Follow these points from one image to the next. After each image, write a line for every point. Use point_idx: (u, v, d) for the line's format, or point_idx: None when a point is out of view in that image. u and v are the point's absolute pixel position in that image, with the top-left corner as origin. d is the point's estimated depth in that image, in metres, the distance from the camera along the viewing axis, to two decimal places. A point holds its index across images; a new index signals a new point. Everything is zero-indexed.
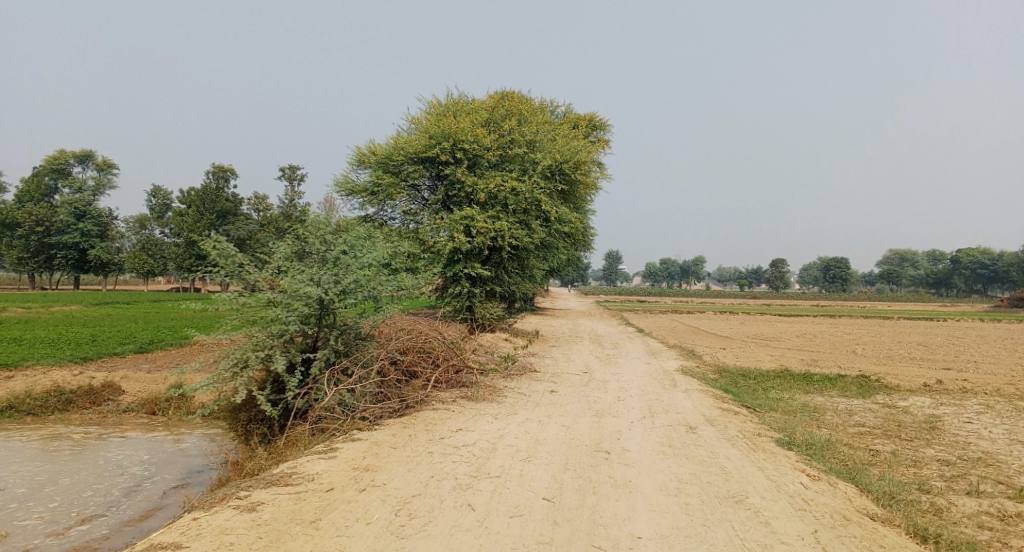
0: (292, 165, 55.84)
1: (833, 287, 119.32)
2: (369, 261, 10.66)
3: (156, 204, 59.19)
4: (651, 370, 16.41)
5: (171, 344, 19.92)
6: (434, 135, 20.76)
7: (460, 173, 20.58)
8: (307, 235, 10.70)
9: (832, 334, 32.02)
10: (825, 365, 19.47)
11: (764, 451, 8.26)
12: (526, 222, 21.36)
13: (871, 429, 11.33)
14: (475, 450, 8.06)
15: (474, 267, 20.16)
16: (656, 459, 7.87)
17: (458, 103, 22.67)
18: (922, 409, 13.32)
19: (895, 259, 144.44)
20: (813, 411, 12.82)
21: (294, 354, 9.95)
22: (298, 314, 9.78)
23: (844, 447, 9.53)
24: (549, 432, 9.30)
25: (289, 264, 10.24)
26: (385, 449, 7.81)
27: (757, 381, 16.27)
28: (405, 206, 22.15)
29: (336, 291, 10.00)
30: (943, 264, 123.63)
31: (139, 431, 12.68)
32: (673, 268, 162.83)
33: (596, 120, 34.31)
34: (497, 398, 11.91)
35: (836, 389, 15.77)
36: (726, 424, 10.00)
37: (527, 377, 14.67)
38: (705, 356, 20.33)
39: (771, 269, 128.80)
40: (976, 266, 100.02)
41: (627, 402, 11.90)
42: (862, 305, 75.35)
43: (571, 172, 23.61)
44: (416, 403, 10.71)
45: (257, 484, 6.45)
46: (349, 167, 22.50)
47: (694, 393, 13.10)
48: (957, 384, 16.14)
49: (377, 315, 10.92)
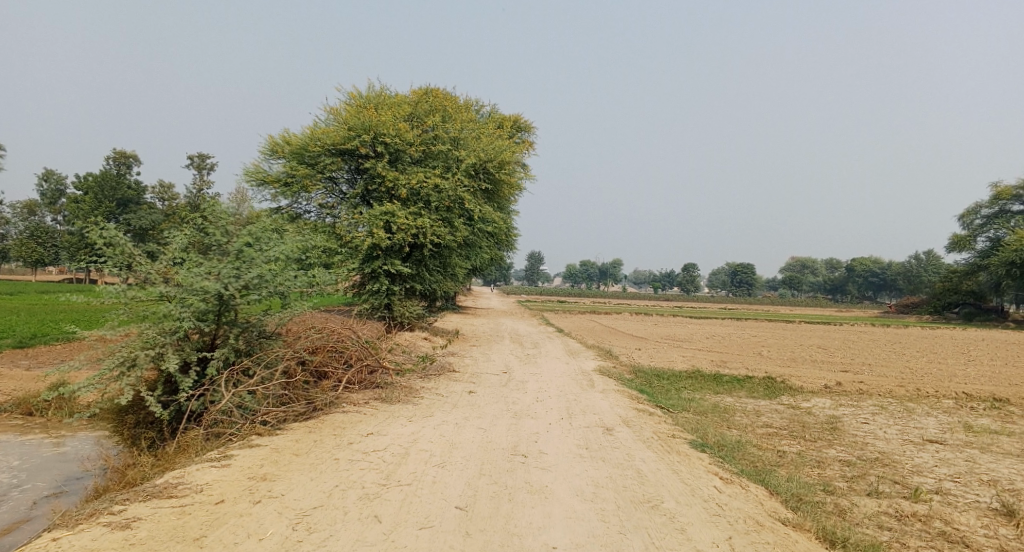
0: (202, 151, 52.98)
1: (741, 292, 125.80)
2: (276, 254, 9.94)
3: (46, 187, 54.23)
4: (571, 371, 16.44)
5: (56, 338, 18.11)
6: (353, 126, 19.94)
7: (380, 167, 19.87)
8: (207, 225, 9.87)
9: (741, 336, 33.52)
10: (734, 367, 20.27)
11: (678, 452, 8.33)
12: (449, 220, 20.95)
13: (778, 430, 11.78)
14: (385, 456, 7.63)
15: (394, 264, 19.54)
16: (573, 462, 7.74)
17: (381, 94, 21.91)
18: (823, 410, 14.03)
19: (797, 267, 154.14)
20: (724, 412, 13.21)
21: (189, 352, 9.14)
22: (193, 310, 8.97)
23: (754, 449, 9.81)
24: (466, 434, 9.00)
25: (186, 256, 9.38)
26: (287, 456, 7.24)
27: (672, 382, 16.66)
28: (321, 199, 21.19)
29: (238, 286, 9.24)
30: (838, 273, 133.12)
31: (10, 434, 11.33)
32: (594, 271, 166.61)
33: (521, 121, 34.33)
34: (414, 399, 11.49)
35: (745, 390, 16.39)
36: (642, 425, 10.05)
37: (446, 377, 14.30)
38: (623, 357, 20.68)
39: (685, 273, 134.26)
40: (867, 275, 108.19)
41: (545, 403, 11.79)
42: (767, 309, 79.82)
43: (495, 171, 23.39)
44: (324, 405, 10.11)
45: (135, 497, 5.76)
46: (261, 155, 21.26)
47: (612, 394, 13.18)
48: (854, 386, 17.15)
49: (283, 313, 10.23)
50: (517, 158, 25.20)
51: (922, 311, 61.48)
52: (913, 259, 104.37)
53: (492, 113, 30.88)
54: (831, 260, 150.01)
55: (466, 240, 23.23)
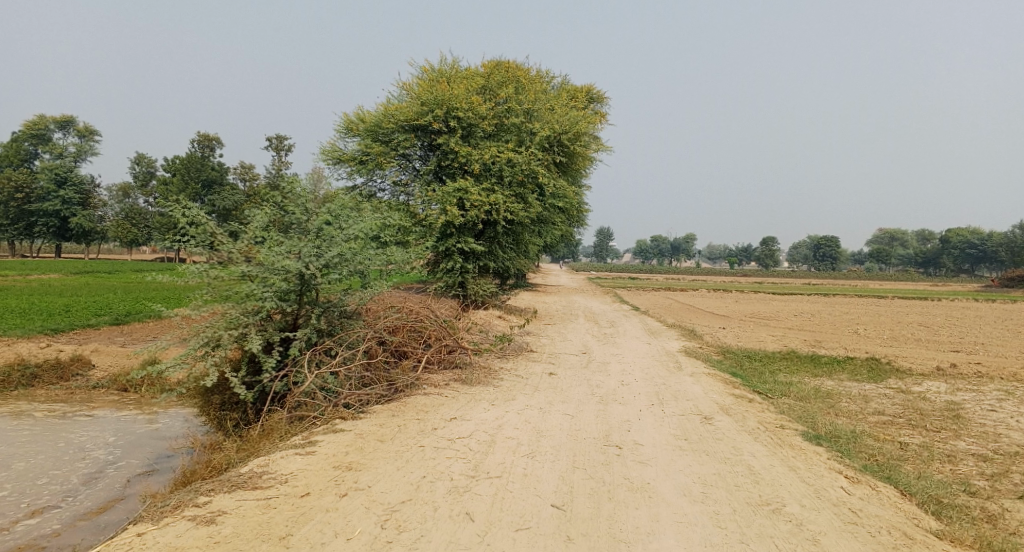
0: (280, 133, 54.63)
1: (823, 267, 119.20)
2: (356, 232, 9.68)
3: (139, 172, 57.20)
4: (653, 351, 15.64)
5: (149, 315, 18.91)
6: (426, 101, 19.58)
7: (453, 142, 19.44)
8: (287, 202, 9.69)
9: (831, 314, 31.39)
10: (829, 347, 18.82)
11: (791, 445, 7.53)
12: (523, 195, 20.36)
13: (892, 417, 10.62)
14: (471, 444, 7.23)
15: (467, 242, 19.19)
16: (674, 457, 7.08)
17: (453, 67, 21.42)
18: (939, 396, 12.64)
19: (885, 239, 144.54)
20: (827, 396, 12.10)
21: (272, 333, 9.04)
22: (275, 290, 8.84)
23: (871, 439, 8.79)
24: (553, 421, 8.48)
25: (267, 235, 9.25)
26: (372, 443, 6.95)
27: (763, 363, 15.55)
28: (395, 176, 21.06)
29: (318, 266, 9.02)
30: (932, 245, 124.02)
31: (109, 409, 11.76)
32: (664, 246, 162.43)
33: (594, 91, 33.07)
34: (494, 381, 11.09)
35: (845, 372, 15.07)
36: (742, 414, 9.21)
37: (524, 357, 13.82)
38: (707, 337, 19.60)
39: (763, 248, 128.65)
40: (965, 247, 100.00)
41: (632, 387, 11.12)
42: (854, 284, 75.26)
43: (570, 143, 22.52)
44: (405, 387, 9.83)
45: (220, 487, 5.62)
46: (336, 134, 21.30)
47: (702, 377, 12.34)
48: (972, 369, 15.46)
49: (364, 292, 10.01)
50: (592, 129, 24.21)
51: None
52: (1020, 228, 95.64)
53: (565, 83, 29.83)
54: (923, 232, 139.74)
55: (540, 216, 22.59)
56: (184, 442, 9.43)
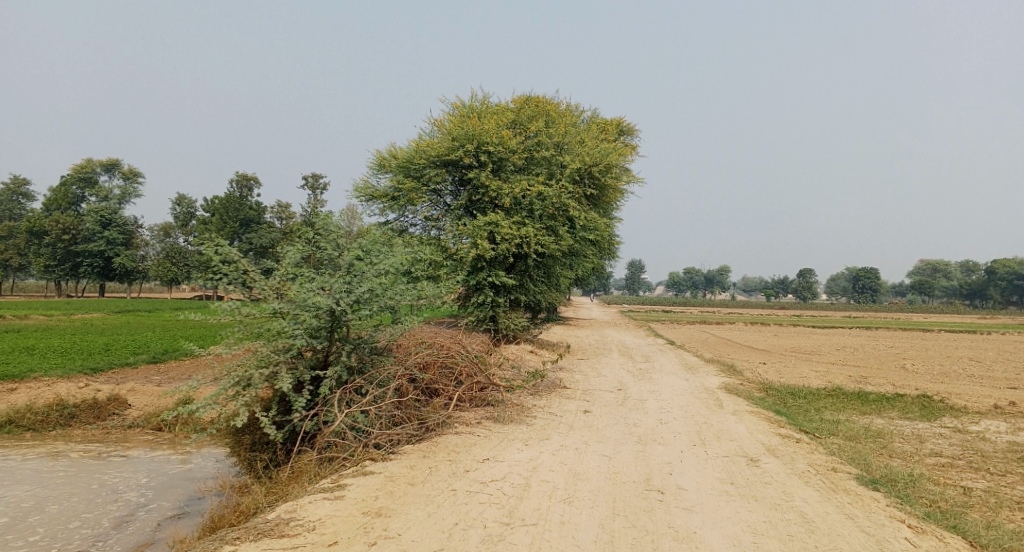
0: (315, 172, 55.93)
1: (862, 298, 115.73)
2: (386, 267, 9.62)
3: (180, 212, 58.96)
4: (691, 388, 15.12)
5: (186, 353, 19.15)
6: (457, 137, 19.76)
7: (484, 177, 19.49)
8: (319, 238, 9.70)
9: (875, 347, 30.17)
10: (876, 382, 17.96)
11: (846, 489, 7.06)
12: (553, 228, 20.23)
13: (952, 459, 9.93)
14: (505, 488, 6.93)
15: (498, 276, 19.07)
16: (720, 502, 6.66)
17: (483, 104, 21.64)
18: (1002, 435, 11.82)
19: (927, 269, 140.09)
20: (879, 436, 11.43)
21: (303, 371, 8.95)
22: (306, 327, 8.78)
23: (933, 483, 8.18)
24: (589, 463, 8.13)
25: (299, 271, 9.24)
26: (402, 486, 6.74)
27: (807, 400, 14.87)
28: (426, 212, 21.18)
29: (349, 302, 8.95)
30: (978, 275, 119.71)
31: (143, 449, 11.77)
32: (697, 279, 160.27)
33: (623, 124, 33.06)
34: (527, 419, 10.79)
35: (896, 410, 14.28)
36: (790, 455, 8.71)
37: (557, 395, 13.47)
38: (746, 372, 18.92)
39: (799, 280, 125.91)
40: (1014, 276, 96.12)
41: (671, 426, 10.69)
42: (897, 316, 72.74)
43: (601, 175, 22.39)
44: (437, 425, 9.60)
45: (247, 536, 5.50)
46: (368, 171, 21.59)
47: (744, 415, 11.82)
48: None
49: (395, 328, 9.88)
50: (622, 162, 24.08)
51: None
52: None
53: (594, 117, 29.90)
54: (967, 262, 135.13)
55: (571, 249, 22.39)
56: (215, 483, 9.33)
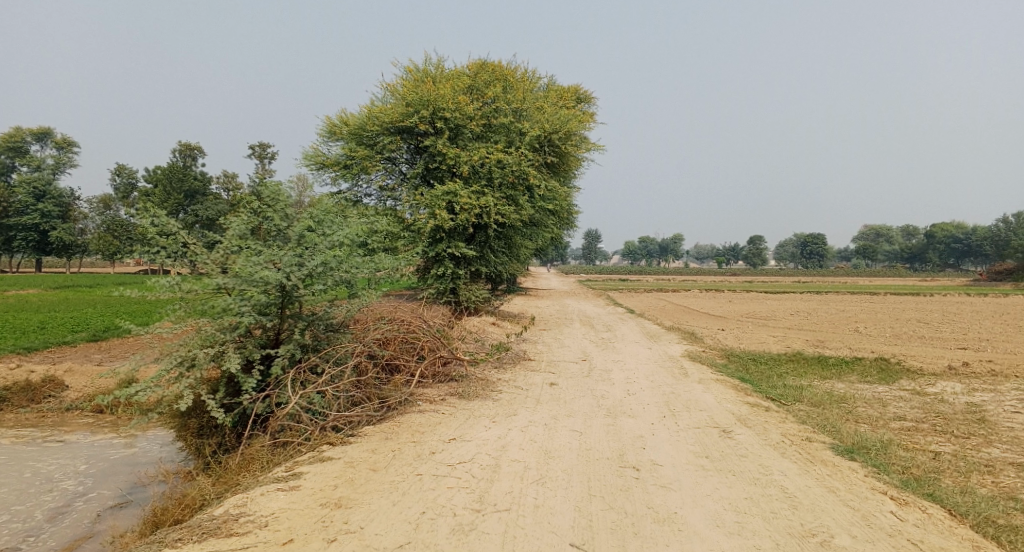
0: (263, 141, 53.61)
1: (810, 264, 119.34)
2: (341, 239, 8.96)
3: (119, 183, 55.66)
4: (655, 357, 15.00)
5: (130, 331, 18.01)
6: (412, 102, 18.91)
7: (441, 144, 18.76)
8: (265, 207, 8.98)
9: (828, 312, 30.91)
10: (833, 347, 18.27)
11: (822, 459, 6.94)
12: (514, 197, 19.67)
13: (915, 423, 10.04)
14: (474, 470, 6.54)
15: (458, 247, 18.50)
16: (698, 479, 6.43)
17: (438, 67, 20.74)
18: (957, 397, 12.08)
19: (871, 235, 145.48)
20: (842, 401, 11.50)
21: (252, 350, 8.32)
22: (254, 303, 8.12)
23: (901, 449, 8.19)
24: (560, 439, 7.81)
25: (244, 243, 8.53)
26: (363, 472, 6.26)
27: (770, 367, 14.95)
28: (381, 181, 20.36)
29: (300, 276, 8.29)
30: (917, 240, 125.00)
31: (82, 433, 10.90)
32: (652, 248, 162.59)
33: (582, 91, 32.45)
34: (492, 394, 10.40)
35: (855, 374, 14.51)
36: (762, 425, 8.59)
37: (522, 367, 13.11)
38: (708, 339, 19.00)
39: (751, 247, 129.06)
40: (951, 241, 100.59)
41: (639, 397, 10.47)
42: (844, 281, 75.17)
43: (561, 143, 21.84)
44: (399, 403, 9.11)
45: (190, 537, 4.99)
46: (319, 138, 20.55)
47: (711, 384, 11.72)
48: (983, 366, 14.94)
49: (352, 303, 9.28)
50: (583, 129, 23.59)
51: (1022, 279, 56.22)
52: (1004, 221, 96.34)
53: (552, 82, 29.14)
54: (908, 227, 140.85)
55: (532, 219, 21.89)
56: (161, 468, 8.63)
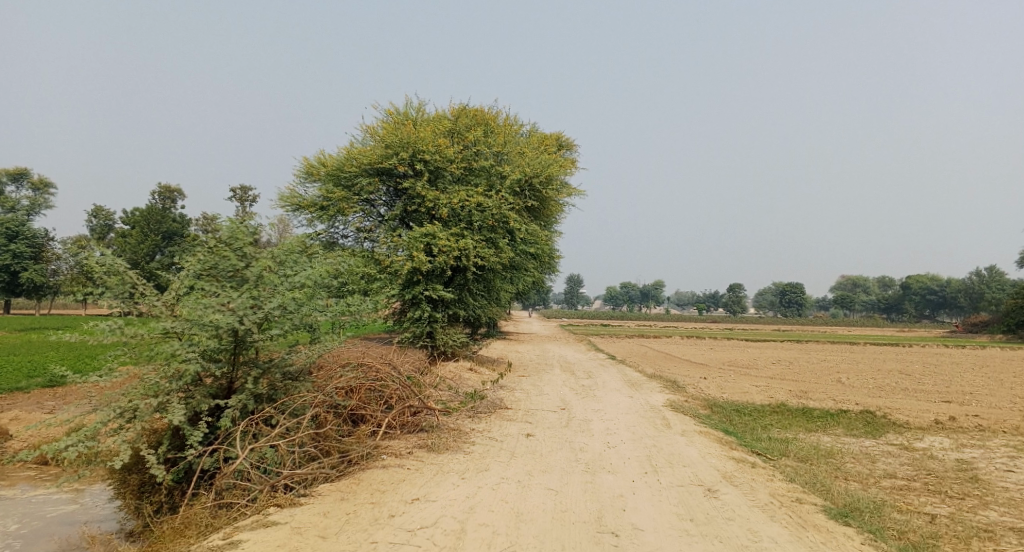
0: (244, 184, 53.17)
1: (789, 312, 120.13)
2: (302, 280, 8.48)
3: (95, 224, 54.17)
4: (637, 407, 14.47)
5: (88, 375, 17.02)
6: (391, 144, 18.73)
7: (420, 186, 18.52)
8: (221, 245, 8.47)
9: (810, 361, 30.70)
10: (817, 398, 17.87)
11: (814, 524, 6.44)
12: (493, 240, 19.33)
13: (906, 481, 9.58)
14: (436, 537, 5.93)
15: (436, 290, 18.02)
16: (682, 547, 5.88)
17: (419, 110, 20.66)
18: (947, 453, 11.67)
19: (847, 284, 147.77)
20: (829, 456, 11.03)
21: (200, 401, 7.72)
22: (202, 349, 7.64)
23: (895, 511, 7.71)
24: (534, 499, 7.21)
25: (198, 285, 8.02)
26: (311, 540, 5.63)
27: (753, 418, 14.48)
28: (358, 223, 19.94)
29: (255, 320, 7.77)
30: (892, 290, 127.23)
31: (21, 488, 9.98)
32: (634, 294, 163.29)
33: (563, 138, 32.65)
34: (464, 446, 9.78)
35: (841, 427, 14.08)
36: (748, 483, 8.07)
37: (498, 417, 12.48)
38: (690, 389, 18.54)
39: (730, 295, 130.27)
40: (926, 292, 102.22)
41: (619, 451, 9.91)
42: (824, 330, 75.46)
43: (542, 186, 21.69)
44: (361, 457, 8.47)
45: None
46: (295, 179, 20.18)
47: (694, 437, 11.21)
48: (971, 420, 14.63)
49: (312, 348, 8.81)
50: (564, 173, 23.54)
51: (998, 330, 56.74)
52: (976, 272, 98.44)
53: (534, 128, 29.26)
54: (883, 277, 143.37)
55: (513, 262, 21.52)
56: (98, 527, 7.81)
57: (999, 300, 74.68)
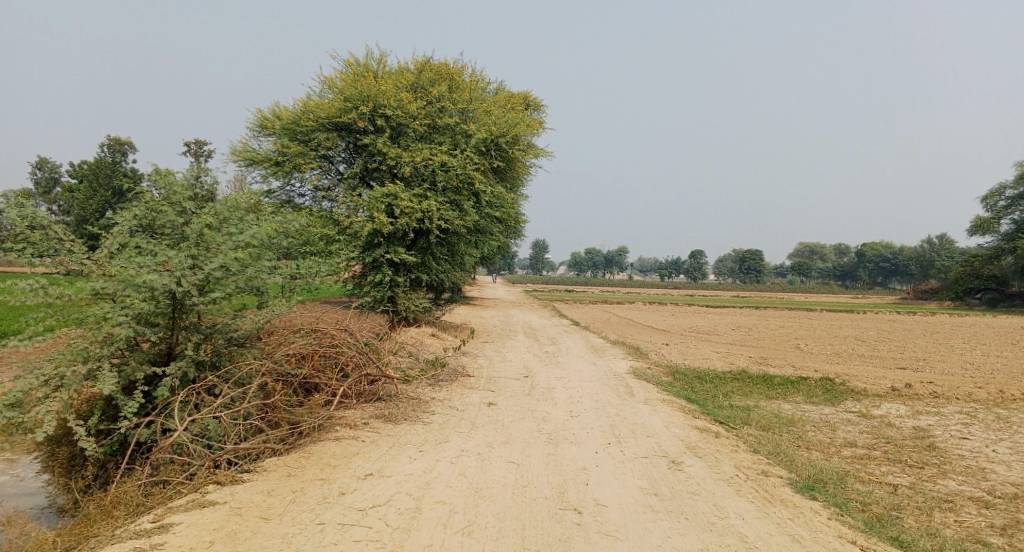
0: (199, 138, 50.58)
1: (749, 279, 122.55)
2: (248, 239, 7.81)
3: (40, 177, 49.99)
4: (601, 374, 14.31)
5: None
6: (350, 97, 17.75)
7: (381, 144, 17.67)
8: (158, 199, 7.78)
9: (769, 327, 31.23)
10: (777, 364, 18.06)
11: (781, 499, 6.28)
12: (458, 202, 18.69)
13: (865, 450, 9.62)
14: (389, 517, 5.55)
15: (398, 254, 17.36)
16: (647, 524, 5.64)
17: (381, 63, 19.63)
18: (903, 420, 11.84)
19: (805, 252, 151.44)
20: (791, 424, 11.05)
21: (135, 368, 7.01)
22: (135, 313, 6.91)
23: (858, 482, 7.67)
24: (494, 473, 6.88)
25: (131, 242, 7.28)
26: (251, 523, 5.18)
27: (715, 385, 14.48)
28: (315, 180, 19.07)
29: (194, 282, 7.12)
30: (847, 259, 130.96)
31: None
32: (598, 259, 164.46)
33: (531, 99, 31.84)
34: (423, 416, 9.40)
35: (800, 394, 14.20)
36: (713, 455, 7.92)
37: (460, 384, 12.10)
38: (654, 355, 18.52)
39: (693, 262, 132.22)
40: (879, 261, 105.39)
41: (583, 421, 9.67)
42: (782, 297, 77.26)
43: (509, 147, 21.02)
44: (313, 429, 7.99)
45: None
46: (248, 132, 19.06)
47: (658, 405, 11.07)
48: (925, 387, 14.94)
49: (258, 313, 8.19)
50: (531, 134, 22.88)
51: (945, 298, 58.83)
52: (927, 242, 101.76)
53: (502, 86, 28.31)
54: (839, 246, 147.32)
55: (477, 226, 20.93)
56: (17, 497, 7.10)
57: (947, 269, 77.41)
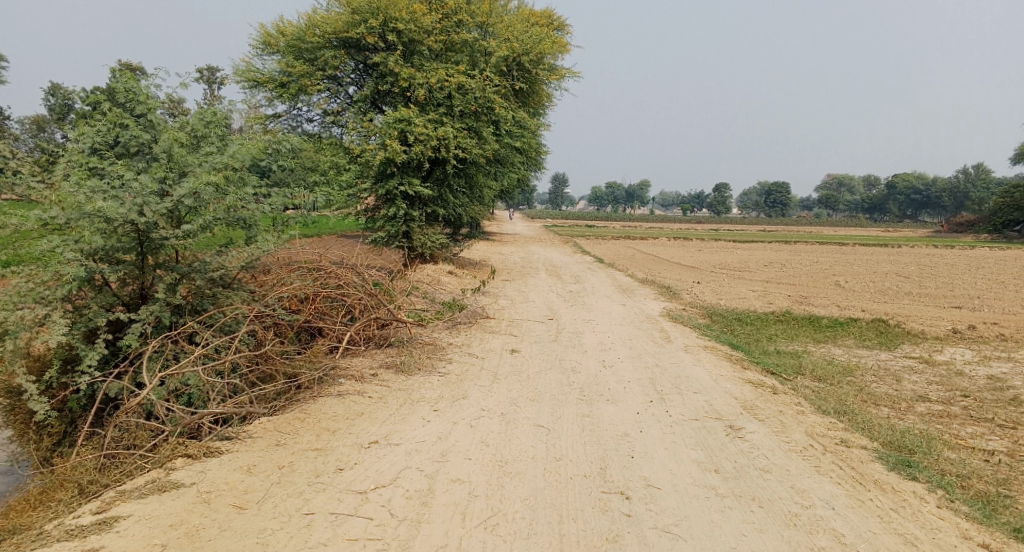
0: (210, 65, 48.44)
1: (774, 213, 119.26)
2: (226, 160, 6.56)
3: (52, 101, 47.51)
4: (632, 317, 13.11)
5: None
6: (358, 9, 15.92)
7: (392, 62, 15.96)
8: (121, 113, 6.52)
9: (803, 263, 29.68)
10: (820, 304, 16.72)
11: (875, 481, 5.14)
12: (476, 129, 17.04)
13: (942, 405, 8.39)
14: (394, 503, 4.53)
15: (412, 185, 15.95)
16: (714, 516, 4.57)
17: None
18: (973, 369, 10.56)
19: (832, 186, 146.51)
20: (849, 374, 9.84)
21: (97, 314, 5.95)
22: (90, 248, 5.78)
23: (948, 448, 6.51)
24: (521, 441, 5.81)
25: (85, 162, 6.07)
26: (220, 518, 4.19)
27: (757, 328, 13.25)
28: (324, 104, 17.62)
29: (160, 211, 5.91)
30: (875, 192, 126.62)
31: None
32: (619, 193, 161.08)
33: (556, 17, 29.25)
34: (439, 365, 8.34)
35: (851, 338, 12.94)
36: (777, 417, 6.75)
37: (480, 327, 10.97)
38: (687, 294, 17.27)
39: (716, 196, 128.81)
40: (911, 193, 101.34)
41: (618, 372, 8.54)
42: (810, 231, 74.97)
43: (532, 67, 19.08)
44: (312, 382, 6.92)
45: None
46: (250, 50, 17.47)
47: (700, 353, 9.89)
48: (990, 330, 13.58)
49: (244, 250, 7.01)
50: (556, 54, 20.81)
51: (982, 231, 56.19)
52: (964, 174, 97.34)
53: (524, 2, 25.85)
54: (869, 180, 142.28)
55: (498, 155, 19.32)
56: None
57: (983, 202, 74.18)
